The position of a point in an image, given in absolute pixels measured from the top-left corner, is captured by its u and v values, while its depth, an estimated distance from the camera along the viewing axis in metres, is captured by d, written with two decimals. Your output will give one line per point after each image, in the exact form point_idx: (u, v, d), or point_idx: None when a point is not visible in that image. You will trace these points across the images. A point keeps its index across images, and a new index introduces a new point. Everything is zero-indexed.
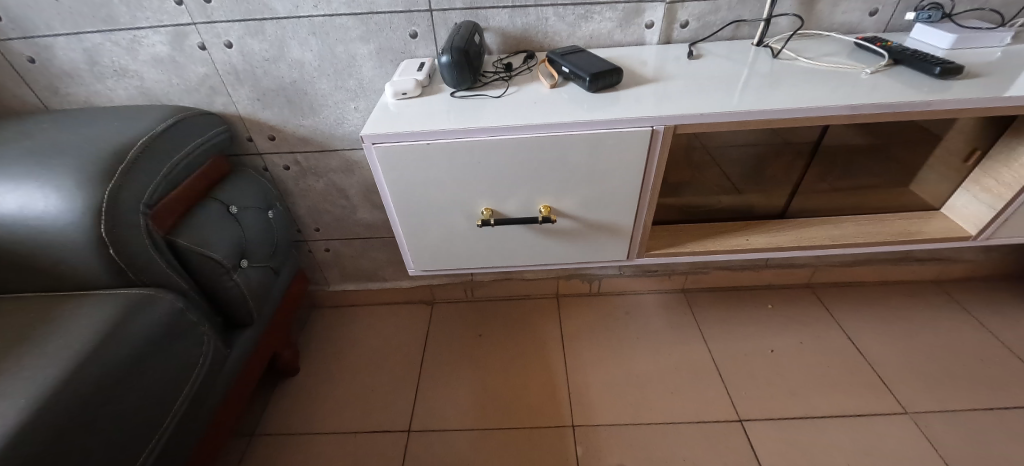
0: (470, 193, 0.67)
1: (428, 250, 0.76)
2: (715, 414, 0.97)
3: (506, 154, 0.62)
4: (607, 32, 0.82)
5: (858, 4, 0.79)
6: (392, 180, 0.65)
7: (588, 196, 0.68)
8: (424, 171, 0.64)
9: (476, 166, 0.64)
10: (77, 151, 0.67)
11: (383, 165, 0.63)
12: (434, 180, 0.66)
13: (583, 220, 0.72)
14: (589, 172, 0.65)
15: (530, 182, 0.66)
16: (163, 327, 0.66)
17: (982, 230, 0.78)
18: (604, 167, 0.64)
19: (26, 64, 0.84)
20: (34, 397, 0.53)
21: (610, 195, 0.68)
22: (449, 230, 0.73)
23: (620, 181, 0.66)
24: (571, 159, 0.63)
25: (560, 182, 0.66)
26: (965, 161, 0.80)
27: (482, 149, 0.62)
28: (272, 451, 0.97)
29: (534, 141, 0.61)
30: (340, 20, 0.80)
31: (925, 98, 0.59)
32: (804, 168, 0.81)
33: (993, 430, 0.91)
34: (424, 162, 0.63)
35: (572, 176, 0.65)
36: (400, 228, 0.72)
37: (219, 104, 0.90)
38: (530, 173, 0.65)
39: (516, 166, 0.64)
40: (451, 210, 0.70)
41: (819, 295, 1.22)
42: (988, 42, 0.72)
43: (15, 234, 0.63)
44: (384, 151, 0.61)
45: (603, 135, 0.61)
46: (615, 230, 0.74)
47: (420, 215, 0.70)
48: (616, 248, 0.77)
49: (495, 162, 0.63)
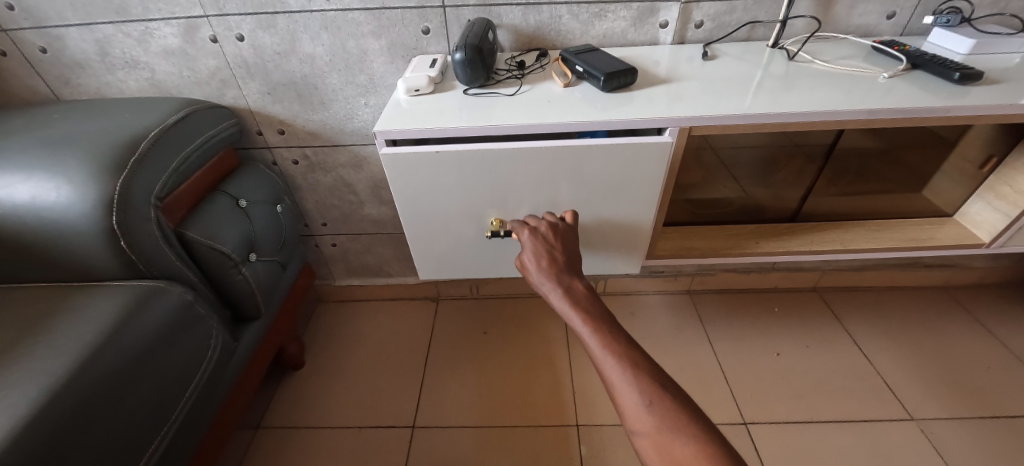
0: (479, 202, 0.67)
1: (432, 259, 0.76)
2: (720, 416, 0.97)
3: (519, 164, 0.62)
4: (621, 31, 0.81)
5: (875, 6, 0.78)
6: (401, 188, 0.65)
7: (599, 206, 0.68)
8: (433, 178, 0.63)
9: (488, 175, 0.63)
10: (87, 142, 0.67)
11: (391, 173, 0.63)
12: (443, 188, 0.65)
13: (593, 231, 0.71)
14: (602, 183, 0.64)
15: (541, 190, 0.65)
16: (174, 319, 0.67)
17: (995, 238, 0.78)
18: (617, 178, 0.64)
19: (37, 54, 0.84)
20: (45, 388, 0.53)
21: (624, 205, 0.68)
22: (454, 239, 0.73)
23: (631, 191, 0.66)
24: (583, 169, 0.63)
25: (570, 192, 0.65)
26: (981, 167, 0.79)
27: (493, 158, 0.61)
28: (277, 444, 0.97)
29: (547, 150, 0.60)
30: (352, 15, 0.79)
31: (945, 103, 0.58)
32: (816, 172, 0.81)
33: (999, 438, 0.90)
34: (434, 170, 0.62)
35: (585, 186, 0.65)
36: (409, 235, 0.72)
37: (230, 97, 0.90)
38: (542, 183, 0.64)
39: (528, 175, 0.63)
40: (460, 219, 0.69)
41: (825, 299, 1.22)
42: (1007, 48, 0.71)
43: (26, 224, 0.63)
44: (392, 158, 0.61)
45: (618, 146, 0.60)
46: (627, 240, 0.73)
47: (427, 222, 0.70)
48: (628, 257, 0.76)
49: (507, 170, 0.63)
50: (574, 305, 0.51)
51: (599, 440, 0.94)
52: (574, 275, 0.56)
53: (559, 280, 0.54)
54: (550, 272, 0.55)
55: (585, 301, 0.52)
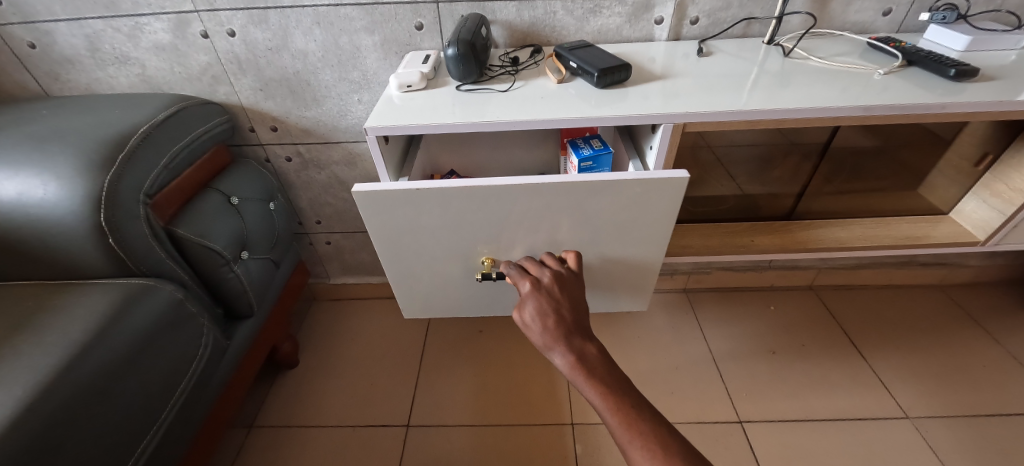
0: (468, 242, 0.56)
1: (417, 298, 0.68)
2: (715, 414, 0.97)
3: (514, 203, 0.51)
4: (616, 27, 0.81)
5: (872, 3, 0.78)
6: (376, 226, 0.54)
7: (607, 245, 0.58)
8: (413, 217, 0.52)
9: (476, 214, 0.52)
10: (76, 138, 0.66)
11: (364, 212, 0.52)
12: (425, 228, 0.54)
13: (597, 269, 0.62)
14: (611, 222, 0.54)
15: (539, 229, 0.55)
16: (164, 318, 0.66)
17: (991, 236, 0.77)
18: (628, 217, 0.53)
19: (26, 50, 0.83)
20: (30, 386, 0.52)
21: (634, 244, 0.58)
22: (439, 277, 0.64)
23: (645, 230, 0.55)
24: (589, 208, 0.52)
25: (575, 231, 0.55)
26: (976, 165, 0.78)
27: (484, 196, 0.50)
28: (270, 444, 0.96)
29: (548, 187, 0.49)
30: (344, 11, 0.78)
31: (940, 100, 0.58)
32: (812, 169, 0.81)
33: (993, 437, 0.90)
34: (412, 209, 0.51)
35: (591, 225, 0.54)
36: (390, 273, 0.63)
37: (222, 93, 0.90)
38: (542, 221, 0.53)
39: (524, 214, 0.53)
40: (446, 260, 0.60)
41: (821, 298, 1.21)
42: (1002, 45, 0.70)
43: (12, 221, 0.62)
44: (365, 196, 0.50)
45: (631, 183, 0.49)
46: (635, 278, 0.65)
47: (409, 260, 0.60)
48: (634, 294, 0.68)
49: (500, 208, 0.51)
50: (589, 377, 0.47)
51: (594, 439, 0.94)
52: (585, 335, 0.51)
53: (569, 346, 0.49)
54: (558, 337, 0.49)
55: (600, 369, 0.48)
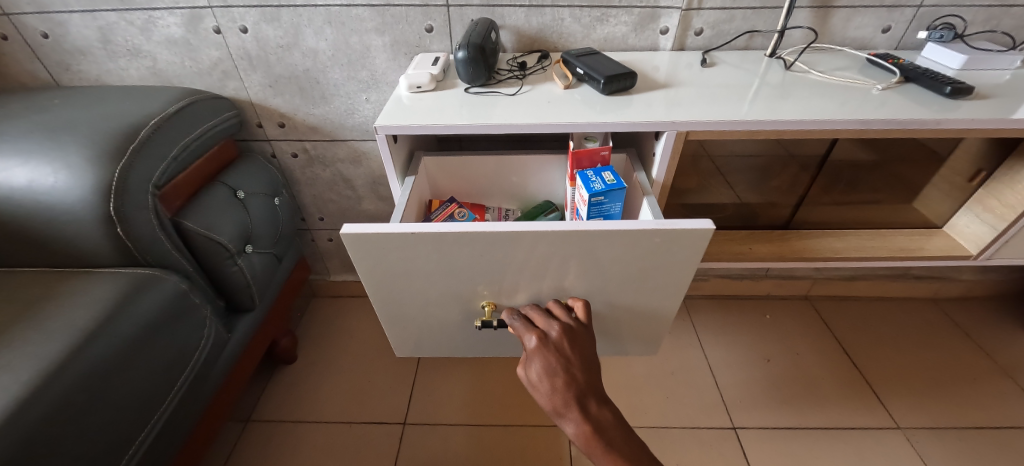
0: (470, 284, 0.57)
1: (413, 335, 0.68)
2: (709, 420, 0.98)
3: (521, 246, 0.51)
4: (621, 35, 0.83)
5: (871, 20, 0.80)
6: (370, 269, 0.54)
7: (614, 292, 0.58)
8: (410, 259, 0.52)
9: (478, 257, 0.52)
10: (88, 129, 0.67)
11: (354, 252, 0.52)
12: (422, 268, 0.54)
13: (606, 314, 0.63)
14: (620, 270, 0.55)
15: (542, 275, 0.56)
16: (168, 308, 0.67)
17: (982, 250, 0.78)
18: (638, 265, 0.54)
19: (39, 40, 0.84)
20: (36, 370, 0.53)
21: (643, 292, 0.59)
22: (440, 313, 0.63)
23: (655, 277, 0.56)
24: (596, 255, 0.52)
25: (582, 275, 0.55)
26: (969, 180, 0.80)
27: (486, 240, 0.50)
28: (266, 439, 0.97)
29: (551, 234, 0.49)
30: (356, 11, 0.80)
31: (935, 116, 0.59)
32: (809, 180, 0.84)
33: (984, 449, 0.92)
34: (411, 250, 0.51)
35: (593, 273, 0.55)
36: (383, 311, 0.62)
37: (231, 88, 0.91)
38: (547, 264, 0.54)
39: (529, 259, 0.53)
40: (443, 302, 0.60)
41: (816, 308, 1.23)
42: (998, 64, 0.72)
43: (21, 207, 0.63)
44: (354, 237, 0.49)
45: (648, 233, 0.49)
46: (644, 324, 0.66)
47: (406, 298, 0.60)
48: (641, 339, 0.69)
49: (504, 253, 0.52)
50: (605, 447, 0.50)
51: None
52: (600, 399, 0.52)
53: (583, 413, 0.50)
54: (570, 403, 0.50)
55: (617, 438, 0.50)
